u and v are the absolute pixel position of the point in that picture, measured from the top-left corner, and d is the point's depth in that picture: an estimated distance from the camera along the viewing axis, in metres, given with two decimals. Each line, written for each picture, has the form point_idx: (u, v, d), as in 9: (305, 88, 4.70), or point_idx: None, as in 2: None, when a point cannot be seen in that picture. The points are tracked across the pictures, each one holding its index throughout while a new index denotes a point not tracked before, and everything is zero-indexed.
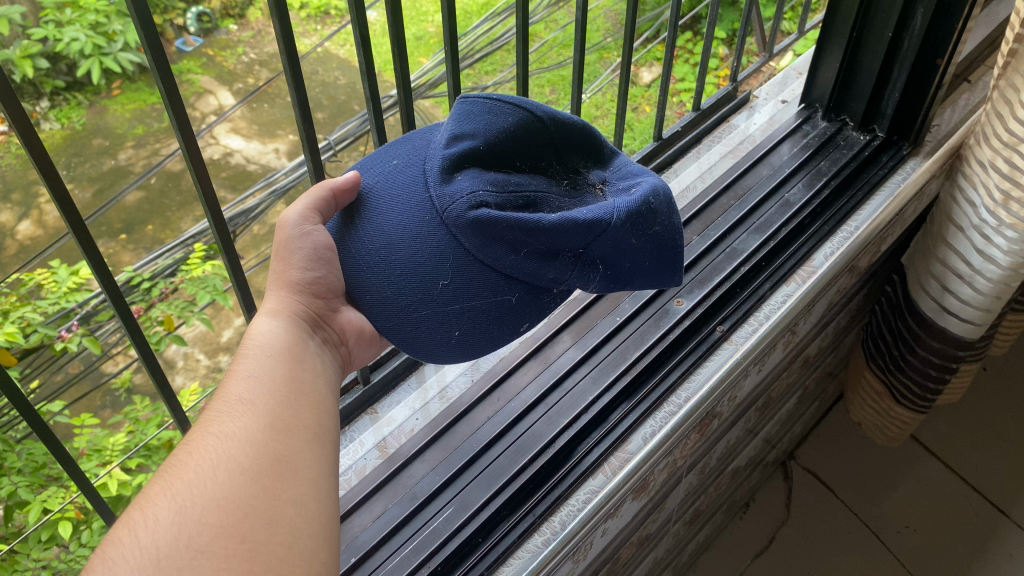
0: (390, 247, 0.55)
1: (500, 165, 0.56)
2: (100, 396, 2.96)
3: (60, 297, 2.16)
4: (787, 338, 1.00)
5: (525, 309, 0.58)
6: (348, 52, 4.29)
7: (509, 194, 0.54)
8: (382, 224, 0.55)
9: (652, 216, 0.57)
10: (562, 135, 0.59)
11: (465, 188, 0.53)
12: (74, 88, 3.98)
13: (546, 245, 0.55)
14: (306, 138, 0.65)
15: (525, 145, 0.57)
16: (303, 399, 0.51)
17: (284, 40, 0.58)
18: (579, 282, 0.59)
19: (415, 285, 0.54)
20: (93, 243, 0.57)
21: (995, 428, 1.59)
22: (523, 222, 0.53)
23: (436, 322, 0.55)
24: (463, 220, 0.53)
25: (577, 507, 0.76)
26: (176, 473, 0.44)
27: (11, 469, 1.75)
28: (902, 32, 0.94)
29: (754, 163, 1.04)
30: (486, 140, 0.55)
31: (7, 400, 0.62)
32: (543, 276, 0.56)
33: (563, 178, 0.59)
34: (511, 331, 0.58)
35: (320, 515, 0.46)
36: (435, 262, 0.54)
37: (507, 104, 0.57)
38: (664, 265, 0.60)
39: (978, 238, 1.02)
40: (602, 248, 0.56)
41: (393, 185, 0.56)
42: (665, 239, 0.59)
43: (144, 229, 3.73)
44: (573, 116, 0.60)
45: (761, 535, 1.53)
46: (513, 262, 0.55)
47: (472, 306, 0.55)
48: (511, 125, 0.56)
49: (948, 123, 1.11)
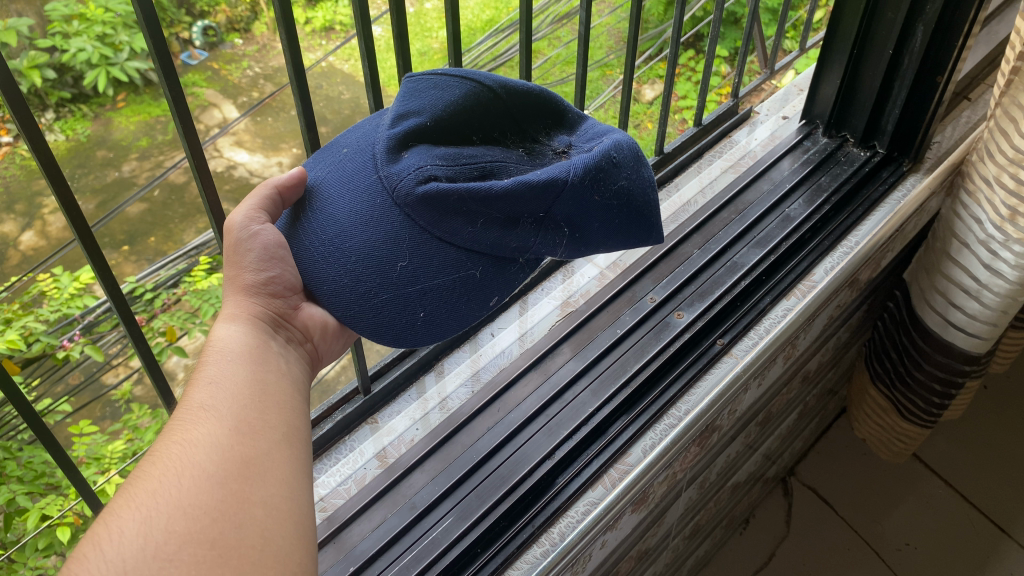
0: (343, 233, 0.55)
1: (449, 138, 0.57)
2: (100, 406, 2.99)
3: (63, 304, 2.18)
4: (787, 352, 1.00)
5: (491, 282, 0.59)
6: (353, 67, 4.33)
7: (460, 166, 0.55)
8: (333, 212, 0.55)
9: (614, 170, 0.57)
10: (516, 104, 0.60)
11: (412, 165, 0.54)
12: (80, 100, 3.97)
13: (501, 212, 0.56)
14: (311, 147, 0.66)
15: (475, 116, 0.57)
16: (268, 400, 0.51)
17: (291, 54, 0.59)
18: (547, 247, 0.60)
19: (371, 266, 0.55)
20: (99, 249, 0.57)
21: (996, 446, 1.58)
22: (475, 191, 0.54)
23: (400, 304, 0.56)
24: (413, 196, 0.54)
25: (576, 519, 0.77)
26: (140, 484, 0.44)
27: (11, 477, 1.76)
28: (902, 50, 0.95)
29: (754, 179, 1.04)
30: (432, 115, 0.56)
31: (8, 401, 0.62)
32: (505, 244, 0.58)
33: (517, 147, 0.59)
34: (478, 306, 0.59)
35: (292, 516, 0.46)
36: (392, 244, 0.55)
37: (453, 78, 0.58)
38: (635, 221, 0.61)
39: (984, 252, 1.02)
40: (563, 209, 0.57)
41: (342, 173, 0.56)
42: (632, 192, 0.59)
43: (147, 241, 3.75)
44: (529, 83, 0.61)
45: (761, 551, 1.53)
46: (472, 234, 0.56)
47: (435, 285, 0.56)
48: (455, 97, 0.57)
49: (949, 140, 1.13)
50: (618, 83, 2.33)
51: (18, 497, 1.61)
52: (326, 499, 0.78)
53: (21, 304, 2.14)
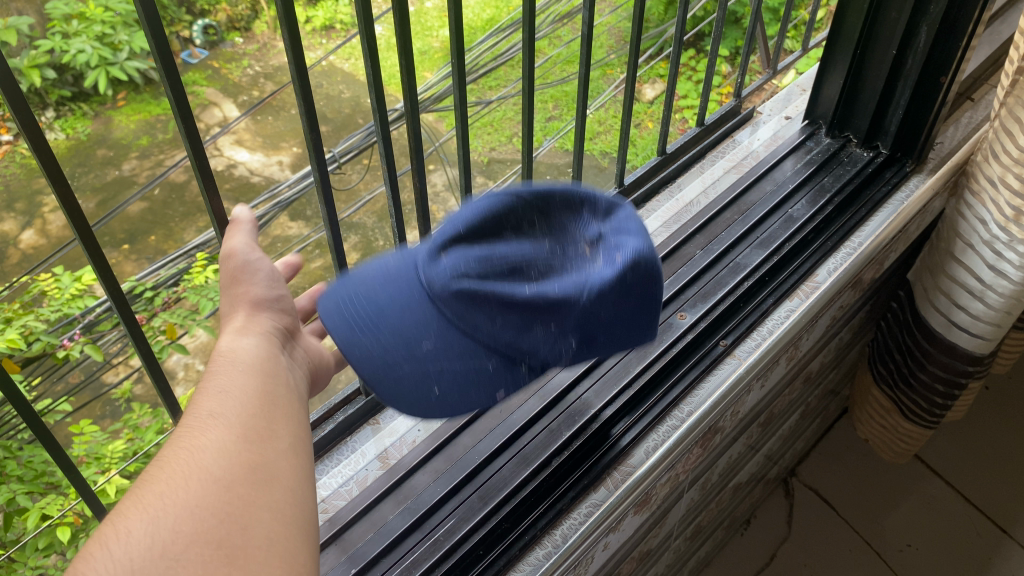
0: (381, 312, 0.63)
1: (485, 237, 0.65)
2: (100, 405, 2.99)
3: (63, 304, 2.17)
4: (790, 353, 1.00)
5: (501, 377, 0.67)
6: (353, 66, 4.34)
7: (490, 268, 0.64)
8: (376, 292, 0.64)
9: (626, 288, 0.65)
10: (551, 201, 0.65)
11: (448, 266, 0.64)
12: (80, 99, 3.98)
13: (517, 313, 0.65)
14: (315, 159, 0.60)
15: (512, 218, 0.65)
16: (276, 412, 0.49)
17: (293, 52, 0.53)
18: (556, 350, 0.68)
19: (401, 345, 0.64)
20: (101, 250, 0.57)
21: (997, 447, 1.58)
22: (496, 294, 0.64)
23: (419, 380, 0.64)
24: (445, 290, 0.64)
25: (579, 521, 0.76)
26: (148, 486, 0.42)
27: (11, 476, 1.76)
28: (906, 50, 0.94)
29: (757, 179, 1.04)
30: (472, 223, 0.65)
31: (8, 402, 0.62)
32: (518, 343, 0.66)
33: (547, 235, 0.66)
34: (487, 395, 0.67)
35: (299, 521, 0.43)
36: (421, 328, 0.64)
37: (496, 185, 0.65)
38: (636, 335, 0.71)
39: (988, 253, 1.02)
40: (574, 319, 0.66)
41: (391, 266, 0.67)
42: (645, 308, 0.68)
43: (147, 239, 3.74)
44: (574, 185, 0.67)
45: (762, 552, 1.52)
46: (489, 329, 0.65)
47: (452, 369, 0.65)
48: (493, 204, 0.64)
49: (951, 141, 1.12)
50: (619, 83, 2.33)
51: (18, 497, 1.60)
52: (328, 500, 0.77)
53: (21, 303, 2.13)
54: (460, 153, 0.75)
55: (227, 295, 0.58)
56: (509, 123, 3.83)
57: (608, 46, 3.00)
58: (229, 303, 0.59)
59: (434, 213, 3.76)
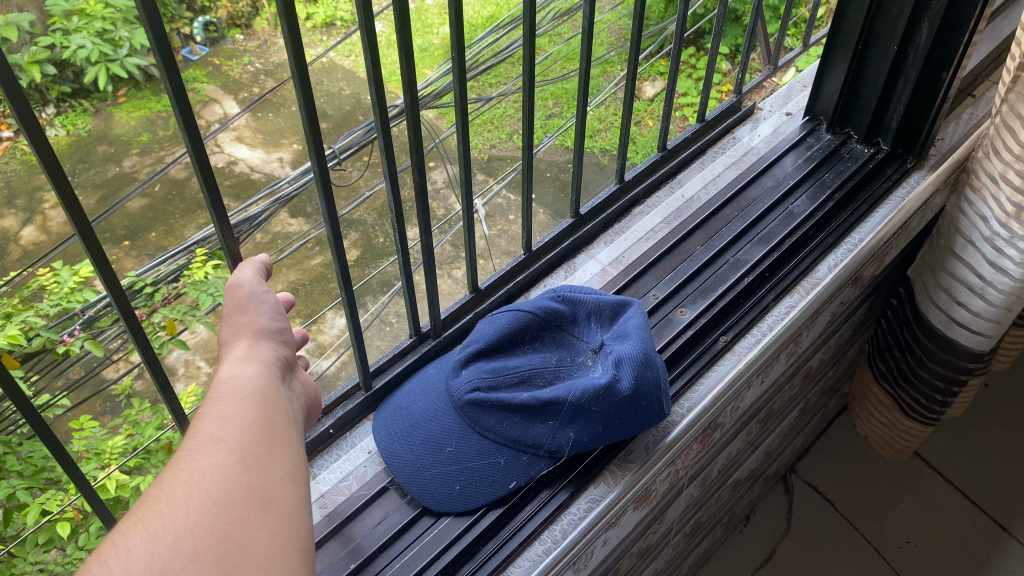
0: (416, 425, 0.78)
1: (503, 353, 0.78)
2: (101, 401, 3.00)
3: (62, 297, 2.11)
4: (790, 349, 1.00)
5: (514, 469, 0.74)
6: (353, 63, 4.35)
7: (502, 376, 0.76)
8: (414, 407, 0.80)
9: (613, 392, 0.72)
10: (562, 318, 0.80)
11: (466, 379, 0.76)
12: (80, 95, 4.14)
13: (522, 415, 0.74)
14: (314, 154, 0.62)
15: (525, 332, 0.79)
16: (276, 435, 0.48)
17: (293, 49, 0.54)
18: (560, 442, 0.75)
19: (428, 452, 0.76)
20: (101, 247, 0.57)
21: (997, 444, 1.58)
22: (501, 400, 0.74)
23: (440, 478, 0.74)
24: (462, 399, 0.76)
25: (578, 516, 0.76)
26: (145, 509, 0.40)
27: (11, 471, 1.76)
28: (908, 45, 0.94)
29: (758, 175, 1.04)
30: (489, 339, 0.78)
31: (8, 398, 0.62)
32: (525, 439, 0.74)
33: (554, 351, 0.79)
34: (499, 486, 0.74)
35: (297, 543, 0.42)
36: (445, 434, 0.76)
37: (510, 310, 0.80)
38: (639, 419, 0.75)
39: (989, 249, 1.02)
40: (571, 418, 0.74)
41: (430, 389, 0.80)
42: (638, 398, 0.73)
43: (147, 236, 3.74)
44: (585, 297, 0.81)
45: (761, 548, 1.52)
46: (500, 430, 0.75)
47: (469, 467, 0.74)
48: (505, 325, 0.78)
49: (952, 137, 1.12)
50: (619, 80, 2.34)
51: (18, 492, 1.60)
52: (327, 495, 0.79)
53: (21, 299, 2.13)
54: (461, 151, 0.79)
55: (230, 323, 0.57)
56: (508, 120, 3.83)
57: (609, 43, 3.00)
58: (231, 332, 0.57)
59: (434, 210, 3.76)
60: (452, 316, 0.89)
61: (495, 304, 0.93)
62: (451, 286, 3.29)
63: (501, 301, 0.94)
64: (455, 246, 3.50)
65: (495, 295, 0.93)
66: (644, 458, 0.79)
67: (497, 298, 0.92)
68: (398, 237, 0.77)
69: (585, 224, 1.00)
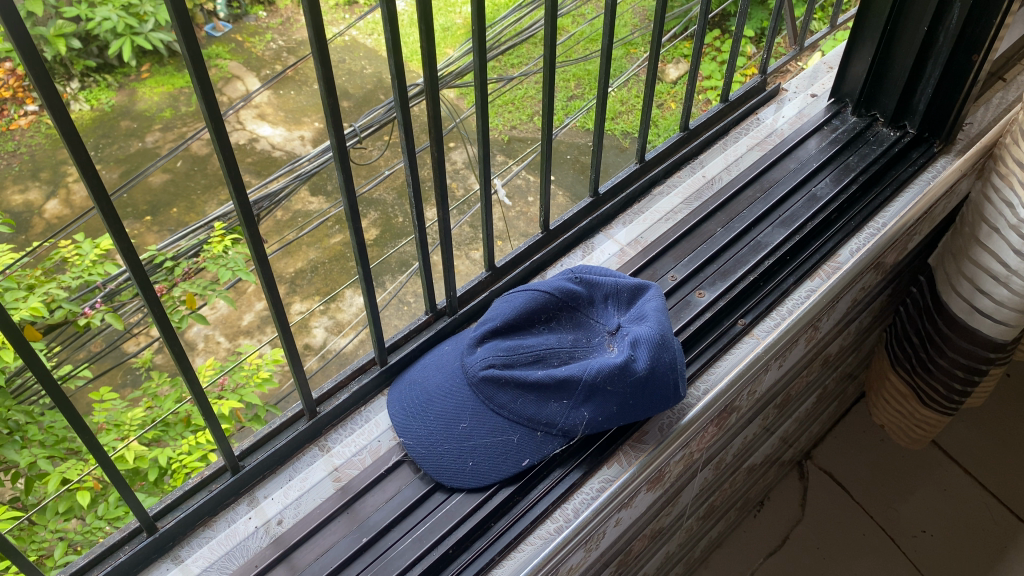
0: (431, 401, 0.78)
1: (519, 332, 0.77)
2: (122, 373, 3.06)
3: (84, 270, 2.12)
4: (809, 334, 0.99)
5: (527, 447, 0.74)
6: (376, 42, 4.36)
7: (516, 355, 0.75)
8: (429, 384, 0.80)
9: (627, 372, 0.72)
10: (580, 297, 0.79)
11: (480, 357, 0.76)
12: (105, 71, 4.11)
13: (536, 393, 0.74)
14: (334, 133, 0.62)
15: (541, 310, 0.78)
16: None
17: (314, 27, 0.53)
18: (573, 421, 0.74)
19: (442, 428, 0.76)
20: (123, 229, 0.56)
21: (1017, 435, 1.57)
22: (516, 377, 0.74)
23: (454, 453, 0.75)
24: (477, 375, 0.76)
25: (591, 496, 0.75)
26: None
27: (34, 441, 1.78)
28: (939, 27, 0.92)
29: (781, 157, 1.03)
30: (505, 318, 0.77)
31: (29, 371, 0.61)
32: (538, 418, 0.74)
33: (570, 330, 0.79)
34: (511, 464, 0.74)
35: None
36: (458, 410, 0.76)
37: (527, 289, 0.79)
38: (653, 401, 0.75)
39: (1015, 238, 1.00)
40: (584, 397, 0.74)
41: (445, 366, 0.80)
42: (652, 378, 0.73)
43: (169, 211, 3.76)
44: (604, 279, 0.80)
45: (775, 534, 1.52)
46: (512, 409, 0.74)
47: (483, 443, 0.74)
48: (523, 303, 0.77)
49: (981, 122, 1.10)
50: (643, 59, 2.32)
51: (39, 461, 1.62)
52: (341, 469, 0.80)
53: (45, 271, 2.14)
54: (480, 131, 0.78)
55: None
56: (530, 101, 3.81)
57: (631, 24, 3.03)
58: None
59: (454, 190, 3.77)
60: (469, 293, 0.89)
61: (510, 284, 0.92)
62: (468, 267, 3.30)
63: (518, 280, 0.93)
64: (473, 226, 3.52)
65: (511, 274, 0.92)
66: (658, 439, 0.79)
67: (513, 277, 0.91)
68: (415, 216, 0.76)
69: (603, 204, 0.99)
